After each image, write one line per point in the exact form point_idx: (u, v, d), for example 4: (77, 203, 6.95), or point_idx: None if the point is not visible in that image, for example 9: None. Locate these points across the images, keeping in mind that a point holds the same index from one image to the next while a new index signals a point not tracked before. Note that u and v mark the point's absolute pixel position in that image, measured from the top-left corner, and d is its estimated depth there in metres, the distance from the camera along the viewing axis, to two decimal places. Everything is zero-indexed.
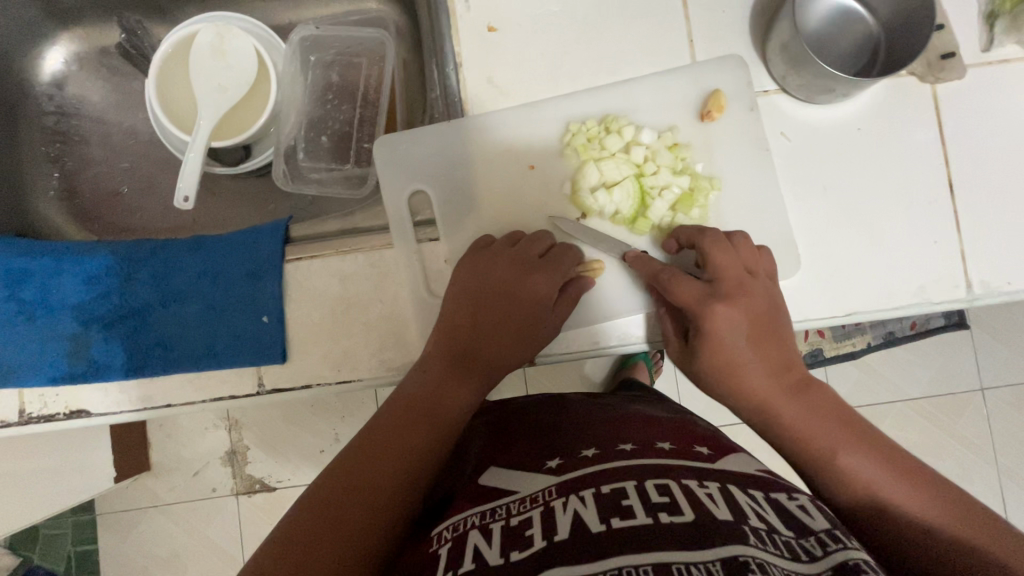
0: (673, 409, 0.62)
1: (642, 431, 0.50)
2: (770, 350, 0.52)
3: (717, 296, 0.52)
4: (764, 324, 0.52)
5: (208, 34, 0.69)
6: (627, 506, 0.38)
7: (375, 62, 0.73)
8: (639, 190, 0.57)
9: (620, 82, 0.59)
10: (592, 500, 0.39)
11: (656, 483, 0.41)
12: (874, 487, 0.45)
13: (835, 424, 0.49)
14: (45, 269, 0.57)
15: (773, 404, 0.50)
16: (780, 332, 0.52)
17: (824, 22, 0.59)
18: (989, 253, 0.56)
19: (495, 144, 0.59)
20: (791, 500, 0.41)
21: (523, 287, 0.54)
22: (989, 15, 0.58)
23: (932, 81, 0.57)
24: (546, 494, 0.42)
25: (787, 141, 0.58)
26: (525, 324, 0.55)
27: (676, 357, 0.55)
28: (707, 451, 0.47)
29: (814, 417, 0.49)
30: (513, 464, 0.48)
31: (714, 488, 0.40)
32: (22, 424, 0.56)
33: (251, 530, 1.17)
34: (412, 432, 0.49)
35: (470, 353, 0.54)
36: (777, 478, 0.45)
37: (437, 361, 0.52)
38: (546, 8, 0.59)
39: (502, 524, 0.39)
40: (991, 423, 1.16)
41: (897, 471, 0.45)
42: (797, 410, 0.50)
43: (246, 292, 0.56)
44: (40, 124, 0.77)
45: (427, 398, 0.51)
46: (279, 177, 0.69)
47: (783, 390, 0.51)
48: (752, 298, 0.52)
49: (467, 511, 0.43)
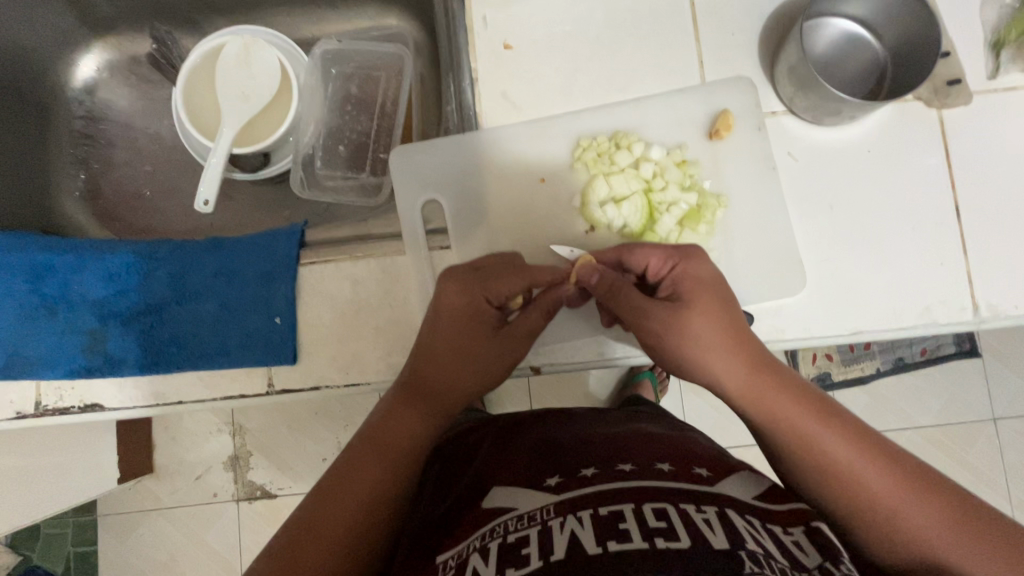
0: (674, 426, 0.62)
1: (641, 449, 0.50)
2: (735, 318, 0.49)
3: (675, 253, 0.51)
4: (719, 291, 0.50)
5: (234, 46, 0.72)
6: (625, 529, 0.38)
7: (394, 75, 0.75)
8: (647, 205, 0.58)
9: (631, 100, 0.60)
10: (590, 521, 0.40)
11: (654, 507, 0.40)
12: (848, 472, 0.43)
13: (810, 405, 0.47)
14: (68, 266, 0.59)
15: (770, 401, 0.47)
16: (726, 298, 0.50)
17: (832, 46, 0.60)
18: (997, 276, 0.56)
19: (507, 156, 0.60)
20: (790, 530, 0.41)
21: (475, 308, 0.51)
22: (995, 43, 0.59)
23: (938, 106, 0.58)
24: (544, 513, 0.42)
25: (794, 161, 0.59)
26: (479, 348, 0.51)
27: (663, 325, 0.49)
28: (706, 473, 0.46)
29: (789, 399, 0.47)
30: (513, 481, 0.48)
31: (712, 513, 0.40)
32: (38, 416, 0.58)
33: (250, 536, 1.17)
34: (376, 463, 0.48)
35: (424, 383, 0.50)
36: (779, 502, 0.44)
37: (400, 394, 0.50)
38: (560, 28, 0.61)
39: (499, 542, 0.40)
40: (1004, 454, 1.14)
41: (871, 452, 0.44)
42: (773, 391, 0.47)
43: (260, 292, 0.58)
44: (70, 127, 0.80)
45: (391, 433, 0.49)
46: (296, 183, 0.72)
47: (776, 387, 0.47)
48: (709, 271, 0.50)
49: (468, 536, 0.43)
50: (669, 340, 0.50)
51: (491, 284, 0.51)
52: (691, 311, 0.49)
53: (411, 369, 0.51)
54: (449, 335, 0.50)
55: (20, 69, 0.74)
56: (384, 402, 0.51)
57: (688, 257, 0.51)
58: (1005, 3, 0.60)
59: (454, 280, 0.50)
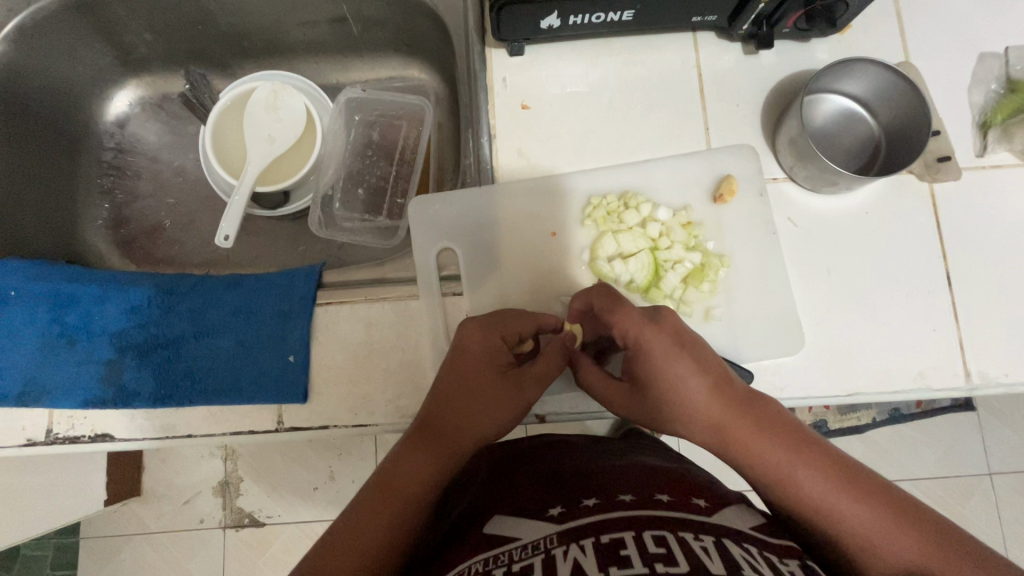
0: (672, 457, 0.63)
1: (641, 481, 0.51)
2: (704, 370, 0.49)
3: (643, 318, 0.51)
4: (693, 341, 0.51)
5: (264, 91, 0.76)
6: (625, 555, 0.39)
7: (414, 124, 0.79)
8: (654, 262, 0.61)
9: (640, 162, 0.64)
10: (592, 549, 0.40)
11: (654, 534, 0.41)
12: (826, 503, 0.45)
13: (787, 438, 0.47)
14: (92, 296, 0.61)
15: (750, 439, 0.48)
16: (692, 339, 0.51)
17: (830, 120, 0.64)
18: (988, 344, 0.58)
19: (520, 210, 0.63)
20: (786, 561, 0.41)
21: (491, 349, 0.54)
22: (982, 124, 0.63)
23: (930, 181, 0.61)
24: (548, 542, 0.43)
25: (794, 227, 0.62)
26: (491, 391, 0.53)
27: (620, 400, 0.53)
28: (704, 504, 0.48)
29: (768, 436, 0.47)
30: (516, 511, 0.49)
31: (710, 542, 0.41)
32: (48, 444, 0.58)
33: (236, 566, 1.15)
34: (385, 507, 0.48)
35: (436, 425, 0.52)
36: (774, 538, 0.44)
37: (409, 436, 0.52)
38: (576, 91, 0.65)
39: (504, 571, 0.40)
40: (1001, 510, 1.14)
41: (849, 479, 0.45)
42: (750, 432, 0.48)
43: (277, 331, 0.59)
44: (99, 158, 0.83)
45: (397, 477, 0.50)
46: (313, 223, 0.75)
47: (753, 425, 0.48)
48: (661, 329, 0.50)
49: (469, 558, 0.44)
50: (629, 407, 0.53)
51: (506, 325, 0.55)
52: (658, 364, 0.49)
53: (425, 413, 0.53)
54: (457, 376, 0.53)
55: (58, 103, 0.77)
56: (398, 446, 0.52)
57: (657, 320, 0.51)
58: (991, 88, 0.64)
59: (476, 325, 0.54)
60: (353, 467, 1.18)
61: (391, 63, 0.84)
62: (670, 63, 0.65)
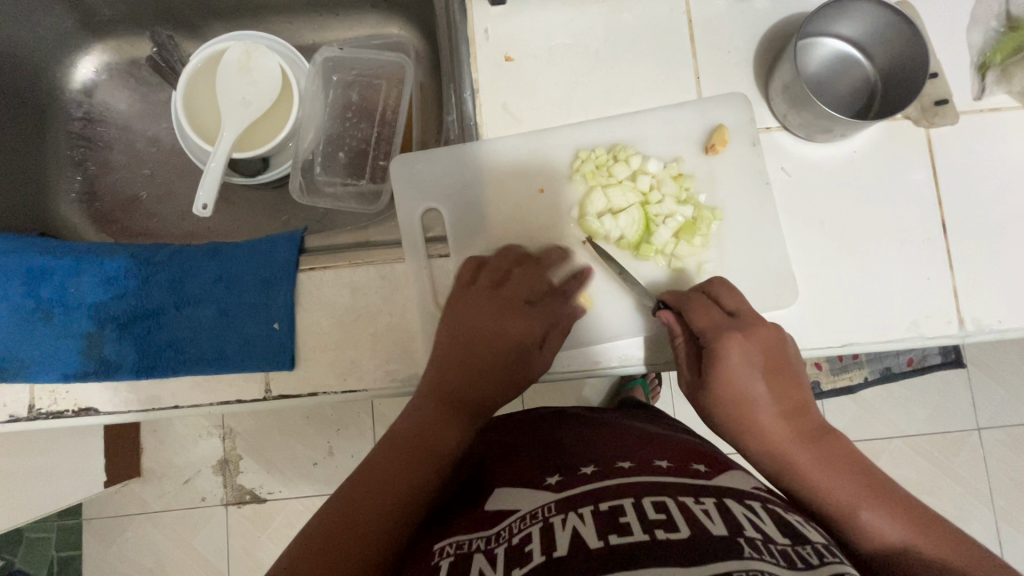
0: (671, 426, 0.63)
1: (638, 448, 0.51)
2: (776, 393, 0.52)
3: (729, 324, 0.53)
4: (777, 361, 0.53)
5: (236, 51, 0.72)
6: (624, 523, 0.38)
7: (395, 83, 0.76)
8: (645, 217, 0.59)
9: (628, 114, 0.62)
10: (591, 518, 0.40)
11: (653, 500, 0.41)
12: (859, 513, 0.47)
13: (849, 473, 0.49)
14: (65, 269, 0.59)
15: (787, 450, 0.51)
16: (780, 342, 0.53)
17: (824, 65, 0.62)
18: (982, 294, 0.58)
19: (506, 166, 0.61)
20: (788, 513, 0.42)
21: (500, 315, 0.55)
22: (981, 65, 0.61)
23: (927, 125, 0.60)
24: (545, 511, 0.42)
25: (787, 176, 0.60)
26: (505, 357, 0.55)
27: (687, 379, 0.55)
28: (703, 469, 0.47)
29: (829, 464, 0.50)
30: (513, 482, 0.49)
31: (710, 504, 0.40)
32: (31, 420, 0.57)
33: (239, 541, 1.16)
34: (410, 462, 0.49)
35: (459, 391, 0.52)
36: (773, 496, 0.45)
37: (432, 402, 0.52)
38: (559, 41, 0.62)
39: (505, 546, 0.40)
40: (988, 463, 1.17)
41: (880, 493, 0.48)
42: (811, 459, 0.50)
43: (259, 298, 0.58)
44: (67, 129, 0.81)
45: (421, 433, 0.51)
46: (294, 190, 0.72)
47: (795, 436, 0.51)
48: (744, 340, 0.52)
49: (470, 534, 0.44)
50: (681, 386, 0.57)
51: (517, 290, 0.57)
52: (726, 367, 0.52)
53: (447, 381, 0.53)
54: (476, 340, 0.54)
55: (20, 72, 0.74)
56: (420, 411, 0.51)
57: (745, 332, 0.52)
58: (991, 27, 0.62)
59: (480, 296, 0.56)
60: (351, 441, 1.18)
61: (368, 20, 0.80)
62: (659, 8, 0.62)
